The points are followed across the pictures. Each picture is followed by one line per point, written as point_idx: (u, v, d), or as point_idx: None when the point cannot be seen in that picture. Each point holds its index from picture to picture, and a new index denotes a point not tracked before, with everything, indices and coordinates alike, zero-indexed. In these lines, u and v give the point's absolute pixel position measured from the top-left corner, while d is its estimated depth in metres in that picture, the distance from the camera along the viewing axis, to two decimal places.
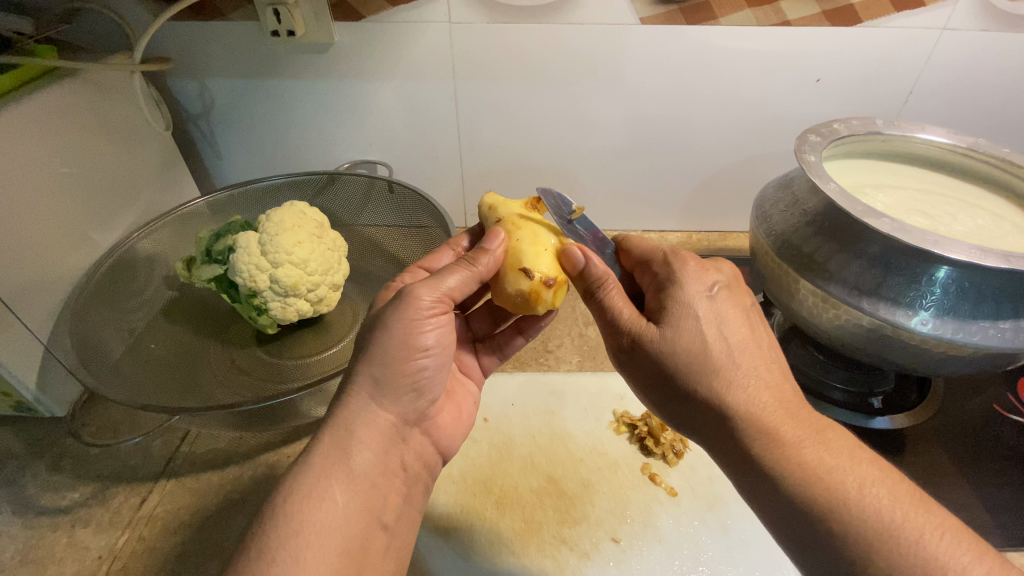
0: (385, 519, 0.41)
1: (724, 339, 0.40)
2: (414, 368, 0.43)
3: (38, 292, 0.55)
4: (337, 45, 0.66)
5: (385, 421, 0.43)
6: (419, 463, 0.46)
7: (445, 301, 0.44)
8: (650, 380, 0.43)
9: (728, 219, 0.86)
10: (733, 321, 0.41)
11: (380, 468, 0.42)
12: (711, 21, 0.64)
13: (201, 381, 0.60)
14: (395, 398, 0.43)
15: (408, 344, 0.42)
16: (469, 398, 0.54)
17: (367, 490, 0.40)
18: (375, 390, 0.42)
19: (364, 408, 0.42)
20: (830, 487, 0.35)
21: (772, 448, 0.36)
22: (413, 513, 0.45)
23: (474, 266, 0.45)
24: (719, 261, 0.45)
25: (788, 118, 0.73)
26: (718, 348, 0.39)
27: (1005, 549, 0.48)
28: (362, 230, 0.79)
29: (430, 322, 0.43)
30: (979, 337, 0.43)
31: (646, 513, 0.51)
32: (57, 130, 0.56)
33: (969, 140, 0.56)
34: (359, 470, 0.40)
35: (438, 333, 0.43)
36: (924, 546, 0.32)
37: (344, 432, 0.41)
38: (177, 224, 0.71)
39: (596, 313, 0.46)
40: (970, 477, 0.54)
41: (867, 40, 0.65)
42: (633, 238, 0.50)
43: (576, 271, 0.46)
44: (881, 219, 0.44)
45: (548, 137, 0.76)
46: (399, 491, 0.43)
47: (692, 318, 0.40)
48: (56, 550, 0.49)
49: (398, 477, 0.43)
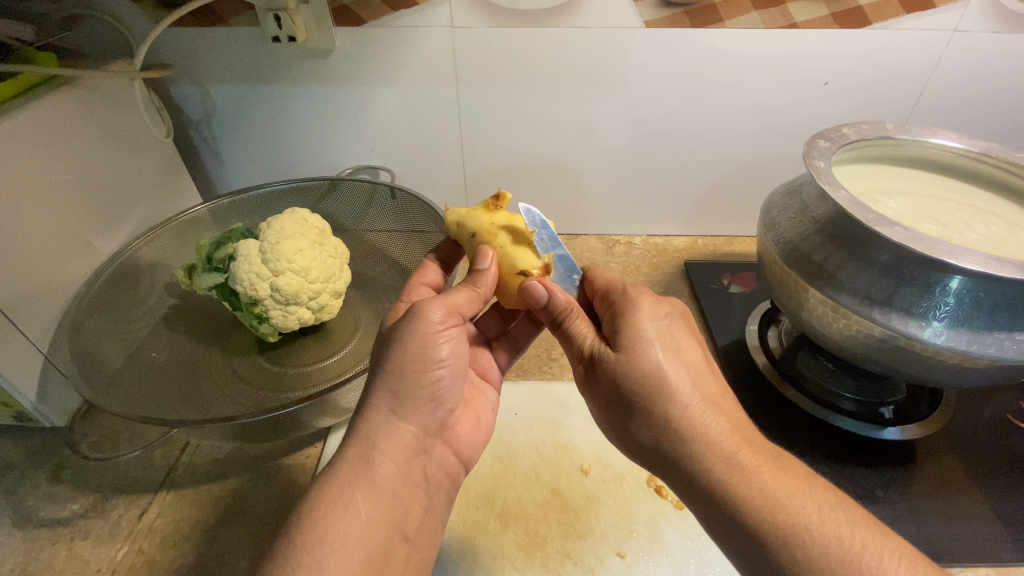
0: (407, 529, 0.41)
1: (679, 367, 0.40)
2: (430, 379, 0.43)
3: (39, 302, 0.54)
4: (338, 50, 0.65)
5: (408, 434, 0.43)
6: (442, 473, 0.45)
7: (455, 316, 0.45)
8: (607, 406, 0.44)
9: (734, 223, 0.85)
10: (687, 349, 0.42)
11: (403, 477, 0.42)
12: (717, 24, 0.63)
13: (200, 391, 0.59)
14: (415, 410, 0.43)
15: (423, 358, 0.43)
16: (487, 404, 0.53)
17: (390, 501, 0.40)
18: (395, 404, 0.42)
19: (383, 422, 0.42)
20: (748, 488, 0.36)
21: (708, 455, 0.38)
22: (436, 521, 0.44)
23: (476, 287, 0.47)
24: (672, 296, 0.46)
25: (795, 121, 0.72)
26: (676, 379, 0.39)
27: (1019, 564, 0.47)
28: (365, 237, 0.78)
29: (442, 335, 0.44)
30: (995, 349, 0.42)
31: (651, 527, 0.50)
32: (57, 139, 0.55)
33: (982, 144, 0.55)
34: (382, 481, 0.40)
35: (451, 345, 0.44)
36: (883, 571, 0.32)
37: (367, 444, 0.41)
38: (178, 231, 0.71)
39: (562, 342, 0.46)
40: (983, 488, 0.52)
41: (877, 41, 0.63)
42: (598, 269, 0.50)
43: (540, 304, 0.46)
44: (892, 228, 0.42)
45: (551, 140, 0.75)
46: (421, 501, 0.43)
47: (649, 346, 0.41)
48: (55, 563, 0.48)
49: (420, 487, 0.43)
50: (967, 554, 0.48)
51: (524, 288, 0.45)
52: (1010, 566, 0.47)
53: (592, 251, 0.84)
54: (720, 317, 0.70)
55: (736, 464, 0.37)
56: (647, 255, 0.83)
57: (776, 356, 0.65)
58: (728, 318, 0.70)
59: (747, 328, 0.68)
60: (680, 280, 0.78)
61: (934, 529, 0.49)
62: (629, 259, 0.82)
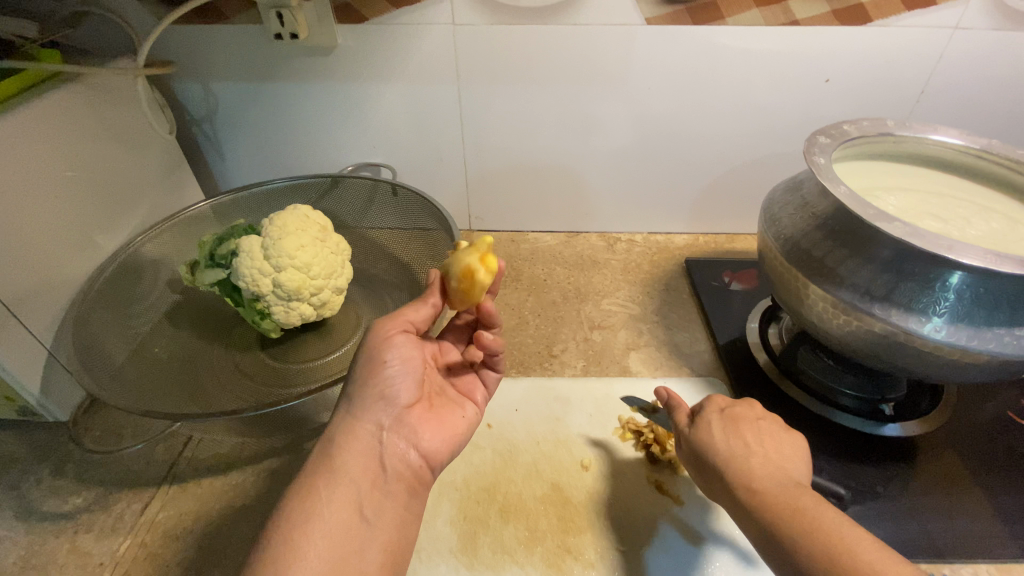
0: (366, 515, 0.41)
1: (737, 443, 0.46)
2: (379, 376, 0.44)
3: (43, 297, 0.55)
4: (340, 47, 0.66)
5: (363, 428, 0.43)
6: (404, 466, 0.44)
7: (404, 324, 0.47)
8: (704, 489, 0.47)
9: (735, 221, 0.85)
10: (754, 433, 0.47)
11: (360, 466, 0.42)
12: (718, 21, 0.63)
13: (203, 387, 0.60)
14: (367, 406, 0.44)
15: (372, 357, 0.45)
16: (462, 416, 0.49)
17: (346, 487, 0.41)
18: (350, 403, 0.44)
19: (342, 418, 0.44)
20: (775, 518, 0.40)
21: (751, 495, 0.42)
22: (401, 513, 0.43)
23: (425, 297, 0.48)
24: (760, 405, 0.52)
25: (797, 118, 0.72)
26: (730, 448, 0.46)
27: (1019, 560, 0.47)
28: (366, 234, 0.79)
29: (389, 339, 0.45)
30: (995, 345, 0.42)
31: (652, 522, 0.50)
32: (59, 135, 0.55)
33: (983, 141, 0.55)
34: (340, 469, 0.41)
35: (397, 348, 0.45)
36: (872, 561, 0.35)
37: (329, 438, 0.43)
38: (181, 228, 0.71)
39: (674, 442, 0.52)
40: (983, 485, 0.52)
41: (878, 39, 0.64)
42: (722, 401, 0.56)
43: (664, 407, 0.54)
44: (893, 223, 0.43)
45: (552, 138, 0.75)
46: (379, 489, 0.42)
47: (712, 427, 0.48)
48: (58, 557, 0.49)
49: (379, 477, 0.42)
50: (967, 550, 0.48)
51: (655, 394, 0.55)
52: (1010, 563, 0.47)
53: (593, 249, 0.84)
54: (720, 315, 0.70)
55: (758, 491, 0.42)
56: (647, 252, 0.83)
57: (777, 353, 0.65)
58: (728, 316, 0.70)
59: (748, 325, 0.68)
60: (680, 277, 0.78)
61: (935, 526, 0.49)
62: (630, 256, 0.82)
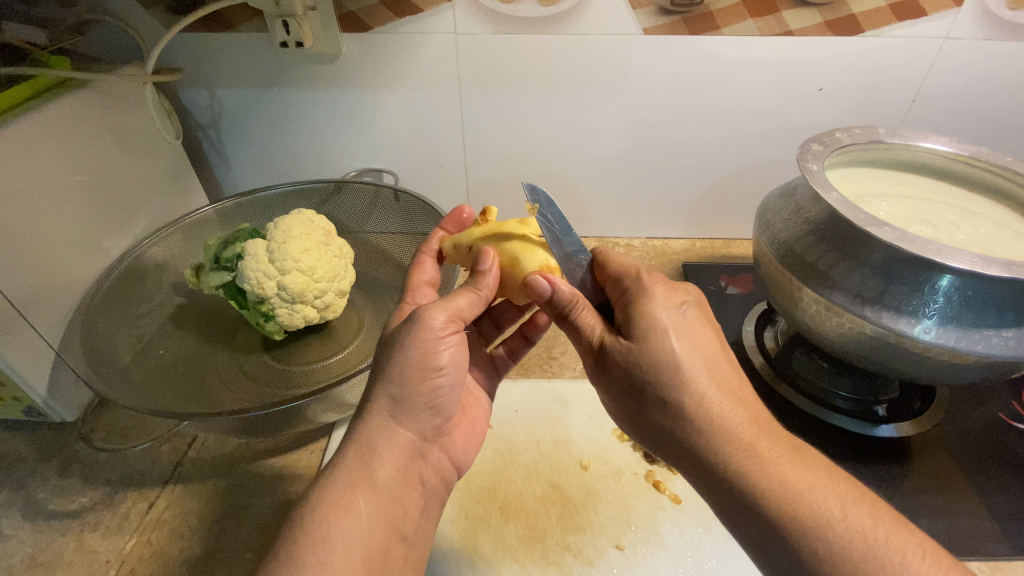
0: (404, 531, 0.42)
1: (695, 355, 0.40)
2: (429, 385, 0.44)
3: (51, 299, 0.56)
4: (344, 55, 0.67)
5: (405, 439, 0.44)
6: (437, 477, 0.47)
7: (458, 320, 0.45)
8: (621, 393, 0.43)
9: (732, 226, 0.86)
10: (704, 338, 0.41)
11: (401, 480, 0.43)
12: (714, 31, 0.64)
13: (208, 387, 0.60)
14: (414, 416, 0.44)
15: (426, 363, 0.43)
16: (482, 412, 0.54)
17: (387, 502, 0.41)
18: (394, 409, 0.43)
19: (383, 427, 0.43)
20: (758, 474, 0.36)
21: (724, 444, 0.37)
22: (429, 523, 0.45)
23: (478, 289, 0.46)
24: (687, 280, 0.45)
25: (792, 125, 0.73)
26: (691, 365, 0.39)
27: (1009, 557, 0.48)
28: (368, 238, 0.80)
29: (444, 341, 0.43)
30: (983, 345, 0.43)
31: (649, 520, 0.51)
32: (68, 141, 0.56)
33: (972, 148, 0.56)
34: (381, 484, 0.41)
35: (451, 351, 0.44)
36: (906, 567, 0.32)
37: (368, 447, 0.42)
38: (187, 232, 0.73)
39: (570, 334, 0.45)
40: (975, 484, 0.53)
41: (870, 48, 0.65)
42: (611, 254, 0.48)
43: (544, 299, 0.45)
44: (883, 228, 0.44)
45: (552, 145, 0.77)
46: (417, 502, 0.44)
47: (666, 334, 0.40)
48: (65, 555, 0.49)
49: (416, 489, 0.44)
50: (960, 548, 0.49)
51: (527, 283, 0.44)
52: (1002, 560, 0.48)
53: None
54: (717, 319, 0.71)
55: (753, 453, 0.37)
56: (646, 257, 0.84)
57: (773, 356, 0.66)
58: (726, 319, 0.71)
59: (744, 328, 0.69)
60: None
61: (928, 524, 0.50)
62: None
